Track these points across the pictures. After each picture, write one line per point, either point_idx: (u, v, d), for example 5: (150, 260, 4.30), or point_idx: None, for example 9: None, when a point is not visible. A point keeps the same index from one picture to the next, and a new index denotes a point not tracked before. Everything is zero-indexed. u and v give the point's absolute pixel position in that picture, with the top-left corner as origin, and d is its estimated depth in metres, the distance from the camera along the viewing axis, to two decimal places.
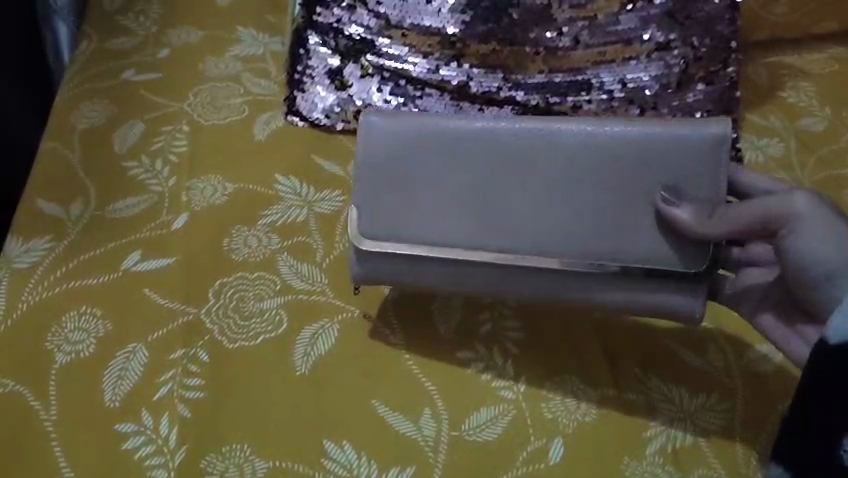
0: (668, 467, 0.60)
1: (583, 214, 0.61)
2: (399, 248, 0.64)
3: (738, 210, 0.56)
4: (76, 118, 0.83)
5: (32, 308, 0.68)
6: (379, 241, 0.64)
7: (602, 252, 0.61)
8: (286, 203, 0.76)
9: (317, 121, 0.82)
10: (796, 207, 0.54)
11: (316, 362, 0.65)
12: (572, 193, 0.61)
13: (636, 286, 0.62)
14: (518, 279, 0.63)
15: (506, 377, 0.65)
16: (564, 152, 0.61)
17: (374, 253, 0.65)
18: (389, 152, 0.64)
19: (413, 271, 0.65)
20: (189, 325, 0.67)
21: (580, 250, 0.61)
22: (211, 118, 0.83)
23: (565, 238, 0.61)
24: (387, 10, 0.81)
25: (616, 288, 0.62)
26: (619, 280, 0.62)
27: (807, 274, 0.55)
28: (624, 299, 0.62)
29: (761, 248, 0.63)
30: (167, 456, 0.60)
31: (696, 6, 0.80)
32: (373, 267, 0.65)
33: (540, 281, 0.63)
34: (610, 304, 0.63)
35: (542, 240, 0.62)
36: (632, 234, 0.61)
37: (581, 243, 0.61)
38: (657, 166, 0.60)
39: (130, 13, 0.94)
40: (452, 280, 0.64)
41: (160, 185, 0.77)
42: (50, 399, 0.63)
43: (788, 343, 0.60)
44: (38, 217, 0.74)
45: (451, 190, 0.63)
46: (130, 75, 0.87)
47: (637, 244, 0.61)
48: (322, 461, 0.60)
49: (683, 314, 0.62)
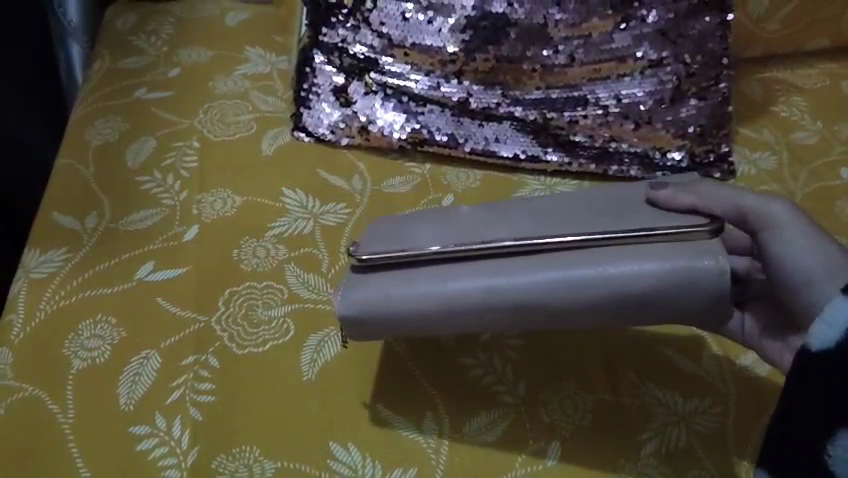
0: (663, 468, 0.63)
1: (580, 219, 0.63)
2: (397, 254, 0.63)
3: (726, 192, 0.60)
4: (91, 134, 0.87)
5: (48, 317, 0.71)
6: (379, 249, 0.64)
7: (604, 229, 0.60)
8: (292, 215, 0.79)
9: (323, 136, 0.85)
10: (776, 213, 0.59)
11: (322, 367, 0.68)
12: (567, 209, 0.65)
13: (645, 252, 0.58)
14: (515, 278, 0.59)
15: (505, 382, 0.67)
16: (556, 197, 0.68)
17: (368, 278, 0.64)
18: (393, 215, 0.70)
19: (407, 276, 0.63)
20: (200, 332, 0.69)
21: (579, 230, 0.61)
22: (220, 134, 0.86)
23: (567, 230, 0.62)
24: (390, 30, 0.84)
25: (634, 256, 0.58)
26: (626, 248, 0.59)
27: (789, 276, 0.58)
28: (631, 267, 0.57)
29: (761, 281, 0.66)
30: (179, 457, 0.63)
31: (687, 25, 0.82)
32: (361, 288, 0.63)
33: (537, 264, 0.60)
34: (615, 278, 0.57)
35: (542, 232, 0.62)
36: (629, 219, 0.61)
37: (581, 228, 0.61)
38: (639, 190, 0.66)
39: (142, 34, 0.98)
40: (449, 286, 0.61)
41: (172, 198, 0.80)
42: (67, 404, 0.65)
43: (780, 356, 0.63)
44: (56, 229, 0.78)
45: (453, 221, 0.66)
46: (143, 94, 0.90)
47: (636, 221, 0.61)
48: (328, 461, 0.62)
49: (703, 276, 0.56)
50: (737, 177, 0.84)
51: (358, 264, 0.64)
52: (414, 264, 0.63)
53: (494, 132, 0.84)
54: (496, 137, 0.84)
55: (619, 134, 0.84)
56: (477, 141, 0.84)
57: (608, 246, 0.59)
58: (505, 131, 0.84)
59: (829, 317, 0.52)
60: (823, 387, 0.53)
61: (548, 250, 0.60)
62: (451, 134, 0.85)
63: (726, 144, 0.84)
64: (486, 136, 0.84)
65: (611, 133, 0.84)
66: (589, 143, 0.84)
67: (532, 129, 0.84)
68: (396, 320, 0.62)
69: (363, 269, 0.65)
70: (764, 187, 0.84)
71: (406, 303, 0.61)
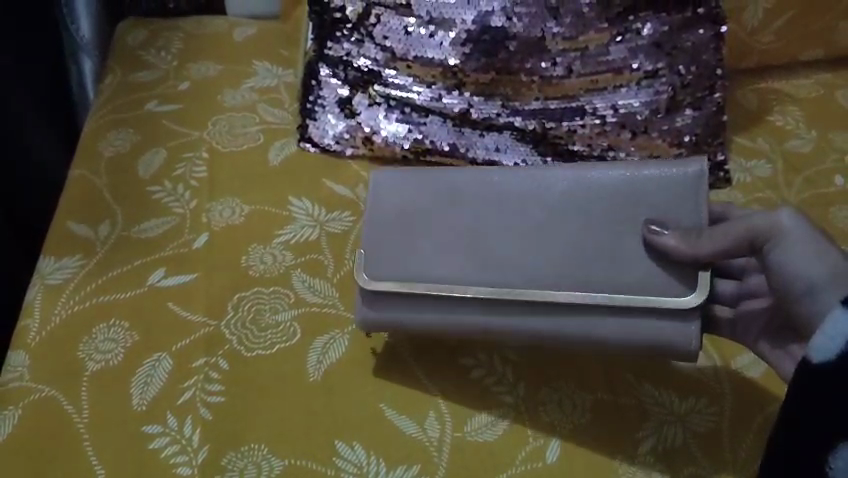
0: (659, 465, 0.64)
1: (574, 246, 0.64)
2: (401, 288, 0.67)
3: (727, 225, 0.58)
4: (104, 146, 0.89)
5: (63, 322, 0.73)
6: (383, 282, 0.68)
7: (598, 286, 0.63)
8: (298, 223, 0.81)
9: (328, 146, 0.88)
10: (783, 222, 0.56)
11: (327, 368, 0.70)
12: (564, 232, 0.64)
13: (628, 322, 0.63)
14: (512, 319, 0.65)
15: (505, 382, 0.69)
16: (554, 194, 0.66)
17: (380, 300, 0.68)
18: (390, 200, 0.70)
19: (415, 311, 0.68)
20: (211, 335, 0.72)
21: (570, 274, 0.64)
22: (228, 145, 0.89)
23: (562, 274, 0.64)
24: (393, 43, 0.87)
25: (618, 324, 0.63)
26: (612, 313, 0.63)
27: (793, 285, 0.56)
28: (615, 335, 0.63)
29: (758, 279, 0.64)
30: (190, 454, 0.65)
31: (681, 37, 0.85)
32: (374, 312, 0.69)
33: (532, 313, 0.65)
34: (600, 341, 0.64)
35: (536, 270, 0.64)
36: (621, 265, 0.63)
37: (576, 280, 0.63)
38: (641, 207, 0.63)
39: (152, 49, 1.01)
40: (461, 319, 0.67)
41: (182, 207, 0.83)
42: (82, 404, 0.67)
43: (780, 362, 0.63)
44: (70, 238, 0.80)
45: (450, 237, 0.67)
46: (154, 106, 0.93)
47: (629, 272, 0.62)
48: (333, 459, 0.64)
49: (679, 348, 0.62)
50: (732, 185, 0.87)
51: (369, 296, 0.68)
52: (419, 298, 0.68)
53: (495, 141, 0.87)
54: (497, 147, 0.87)
55: (617, 144, 0.86)
56: (478, 150, 0.87)
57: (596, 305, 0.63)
58: (505, 141, 0.87)
59: (830, 329, 0.52)
60: (823, 395, 0.53)
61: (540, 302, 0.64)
62: (453, 144, 0.87)
63: (722, 152, 0.86)
64: (486, 145, 0.87)
65: (608, 143, 0.86)
66: (588, 152, 0.86)
67: (533, 138, 0.87)
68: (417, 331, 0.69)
69: (371, 294, 0.69)
70: (759, 194, 0.86)
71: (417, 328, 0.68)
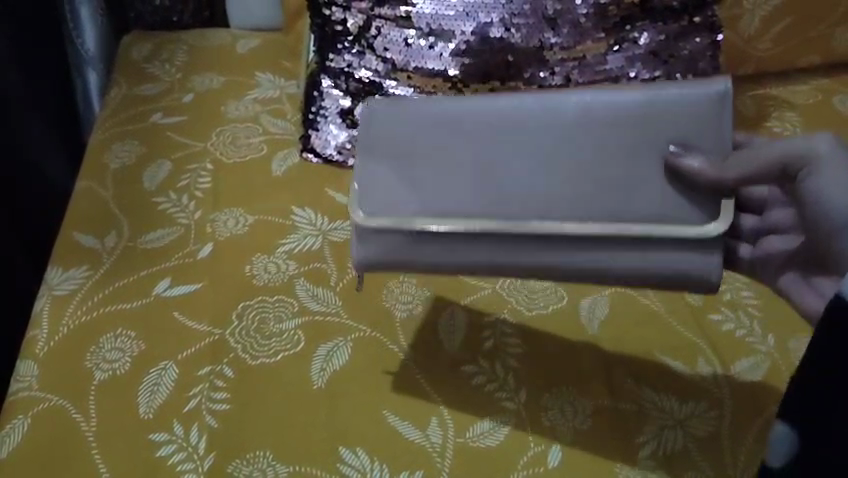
0: (660, 469, 0.65)
1: (586, 176, 0.60)
2: (396, 226, 0.64)
3: (756, 150, 0.54)
4: (109, 158, 0.91)
5: (70, 333, 0.74)
6: (377, 220, 0.64)
7: (611, 219, 0.59)
8: (302, 232, 0.82)
9: (331, 157, 0.90)
10: (819, 147, 0.51)
11: (332, 376, 0.71)
12: (575, 163, 0.60)
13: (644, 255, 0.59)
14: (515, 256, 0.62)
15: (506, 388, 0.70)
16: (562, 119, 0.60)
17: (372, 238, 0.65)
18: (381, 133, 0.65)
19: (412, 250, 0.64)
20: (216, 344, 0.73)
21: (582, 205, 0.59)
22: (232, 156, 0.90)
23: (572, 207, 0.60)
24: (394, 55, 0.86)
25: (632, 255, 0.60)
26: (627, 246, 0.59)
27: (827, 217, 0.51)
28: (630, 266, 0.60)
29: (783, 213, 0.60)
30: (196, 461, 0.65)
31: (678, 46, 0.86)
32: (366, 250, 0.65)
33: (534, 249, 0.61)
34: (613, 272, 0.61)
35: (542, 202, 0.60)
36: (640, 194, 0.58)
37: (588, 212, 0.59)
38: (656, 132, 0.58)
39: (157, 61, 1.02)
40: (462, 256, 0.63)
41: (187, 218, 0.84)
42: (90, 413, 0.68)
43: (802, 296, 0.58)
44: (77, 249, 0.81)
45: (447, 168, 0.63)
46: (159, 118, 0.95)
47: (647, 204, 0.58)
48: (338, 465, 0.65)
49: (697, 277, 0.59)
50: None
51: (362, 238, 0.65)
52: (415, 236, 0.64)
53: None
54: None
55: None
56: None
57: (606, 240, 0.60)
58: None
59: None
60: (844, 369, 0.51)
61: (540, 237, 0.61)
62: None
63: None
64: None
65: None
66: None
67: None
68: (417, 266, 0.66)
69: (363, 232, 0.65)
70: None
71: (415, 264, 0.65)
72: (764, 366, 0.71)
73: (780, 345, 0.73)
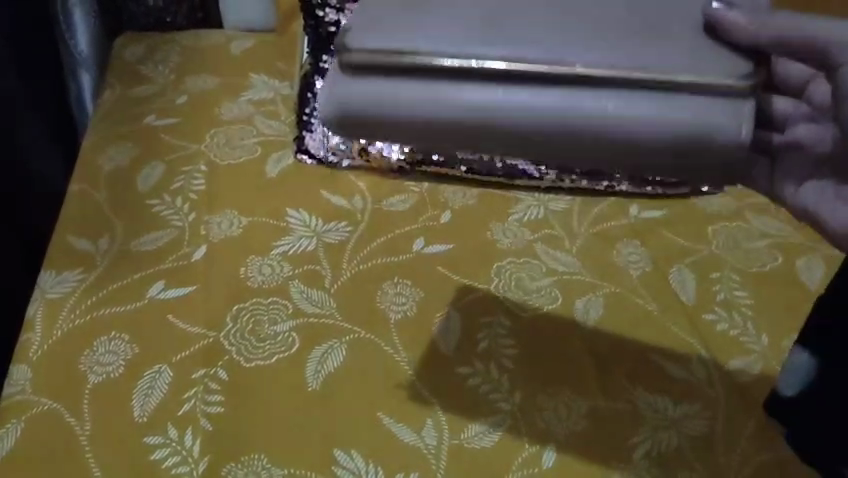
0: (654, 470, 0.65)
1: (613, 27, 0.55)
2: (391, 58, 0.54)
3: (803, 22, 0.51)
4: (103, 160, 0.90)
5: (65, 336, 0.74)
6: (370, 46, 0.54)
7: (637, 61, 0.53)
8: (295, 234, 0.82)
9: (325, 158, 0.89)
10: None
11: (327, 378, 0.71)
12: (602, 17, 0.56)
13: (670, 102, 0.52)
14: (519, 101, 0.53)
15: (501, 389, 0.70)
16: None
17: (359, 77, 0.55)
18: None
19: (401, 93, 0.54)
20: (211, 347, 0.73)
21: (605, 50, 0.53)
22: (226, 158, 0.90)
23: (597, 48, 0.53)
24: None
25: (655, 101, 0.52)
26: (650, 97, 0.52)
27: None
28: (651, 123, 0.52)
29: (808, 128, 0.57)
30: (191, 465, 0.66)
31: None
32: (352, 85, 0.55)
33: (543, 101, 0.53)
34: (630, 129, 0.52)
35: (563, 44, 0.54)
36: (672, 44, 0.54)
37: (613, 52, 0.53)
38: (685, 12, 0.57)
39: (150, 63, 1.02)
40: (459, 101, 0.54)
41: (181, 220, 0.84)
42: (85, 416, 0.68)
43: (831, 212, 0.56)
44: (71, 252, 0.81)
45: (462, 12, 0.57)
46: (152, 120, 0.95)
47: (676, 52, 0.53)
48: (333, 468, 0.65)
49: (725, 137, 0.52)
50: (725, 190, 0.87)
51: (353, 66, 0.55)
52: (408, 76, 0.54)
53: None
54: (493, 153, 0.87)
55: None
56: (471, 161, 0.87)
57: (629, 86, 0.52)
58: None
59: None
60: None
61: (551, 84, 0.53)
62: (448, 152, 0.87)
63: None
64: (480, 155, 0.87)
65: None
66: None
67: None
68: (398, 122, 0.55)
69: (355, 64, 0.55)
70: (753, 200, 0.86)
71: (402, 114, 0.55)
72: (758, 367, 0.72)
73: (773, 346, 0.73)
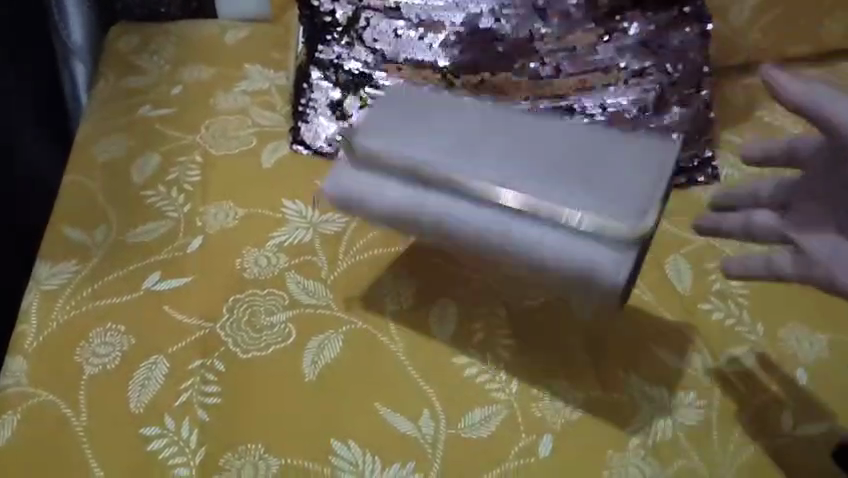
0: (649, 459, 0.66)
1: (553, 172, 0.63)
2: (387, 154, 0.65)
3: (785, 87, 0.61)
4: (97, 151, 0.90)
5: (60, 327, 0.74)
6: (372, 137, 0.65)
7: (562, 194, 0.61)
8: (291, 225, 0.82)
9: (321, 149, 0.89)
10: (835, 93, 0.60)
11: (323, 368, 0.71)
12: (548, 156, 0.64)
13: (576, 236, 0.61)
14: (467, 211, 0.64)
15: (498, 380, 0.70)
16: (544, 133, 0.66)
17: (359, 161, 0.66)
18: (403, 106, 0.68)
19: (381, 197, 0.66)
20: (207, 338, 0.73)
21: (539, 192, 0.62)
22: (221, 149, 0.90)
23: (537, 176, 0.62)
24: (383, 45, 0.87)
25: (560, 237, 0.61)
26: (555, 230, 0.61)
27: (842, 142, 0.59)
28: (556, 244, 0.61)
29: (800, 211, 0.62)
30: (188, 455, 0.66)
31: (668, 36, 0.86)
32: (352, 171, 0.66)
33: (480, 216, 0.63)
34: (542, 250, 0.62)
35: (519, 175, 0.63)
36: (598, 182, 0.62)
37: (546, 189, 0.62)
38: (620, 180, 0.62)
39: (145, 53, 1.01)
40: (421, 205, 0.65)
41: (176, 211, 0.84)
42: (81, 408, 0.68)
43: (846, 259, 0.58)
44: (66, 244, 0.81)
45: (448, 132, 0.66)
46: (147, 111, 0.94)
47: (589, 200, 0.61)
48: (330, 457, 0.65)
49: (604, 272, 0.60)
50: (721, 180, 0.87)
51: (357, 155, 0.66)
52: (391, 180, 0.66)
53: None
54: None
55: None
56: None
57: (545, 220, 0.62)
58: None
59: None
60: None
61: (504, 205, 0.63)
62: None
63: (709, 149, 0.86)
64: None
65: None
66: None
67: None
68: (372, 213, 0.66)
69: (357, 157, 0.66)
70: None
71: (384, 208, 0.66)
72: (754, 357, 0.72)
73: (769, 335, 0.73)
